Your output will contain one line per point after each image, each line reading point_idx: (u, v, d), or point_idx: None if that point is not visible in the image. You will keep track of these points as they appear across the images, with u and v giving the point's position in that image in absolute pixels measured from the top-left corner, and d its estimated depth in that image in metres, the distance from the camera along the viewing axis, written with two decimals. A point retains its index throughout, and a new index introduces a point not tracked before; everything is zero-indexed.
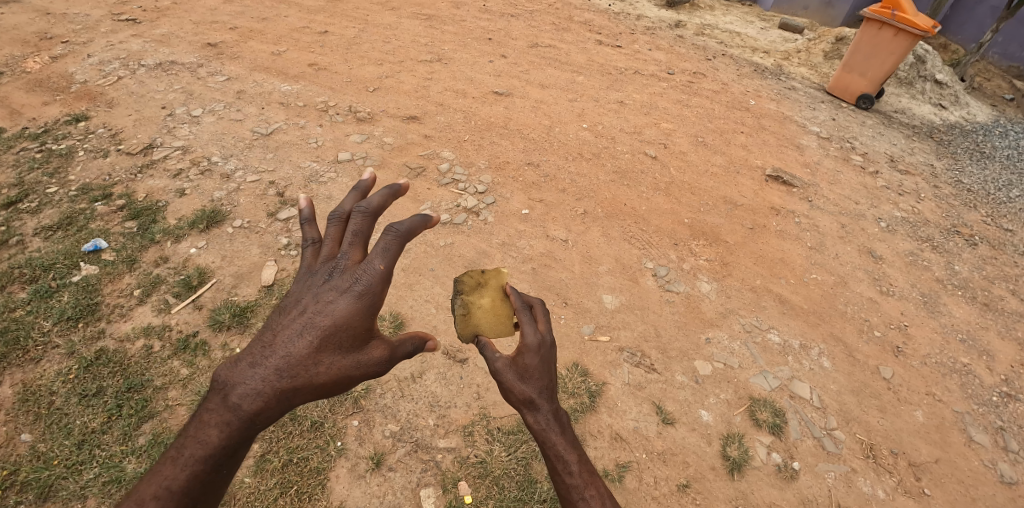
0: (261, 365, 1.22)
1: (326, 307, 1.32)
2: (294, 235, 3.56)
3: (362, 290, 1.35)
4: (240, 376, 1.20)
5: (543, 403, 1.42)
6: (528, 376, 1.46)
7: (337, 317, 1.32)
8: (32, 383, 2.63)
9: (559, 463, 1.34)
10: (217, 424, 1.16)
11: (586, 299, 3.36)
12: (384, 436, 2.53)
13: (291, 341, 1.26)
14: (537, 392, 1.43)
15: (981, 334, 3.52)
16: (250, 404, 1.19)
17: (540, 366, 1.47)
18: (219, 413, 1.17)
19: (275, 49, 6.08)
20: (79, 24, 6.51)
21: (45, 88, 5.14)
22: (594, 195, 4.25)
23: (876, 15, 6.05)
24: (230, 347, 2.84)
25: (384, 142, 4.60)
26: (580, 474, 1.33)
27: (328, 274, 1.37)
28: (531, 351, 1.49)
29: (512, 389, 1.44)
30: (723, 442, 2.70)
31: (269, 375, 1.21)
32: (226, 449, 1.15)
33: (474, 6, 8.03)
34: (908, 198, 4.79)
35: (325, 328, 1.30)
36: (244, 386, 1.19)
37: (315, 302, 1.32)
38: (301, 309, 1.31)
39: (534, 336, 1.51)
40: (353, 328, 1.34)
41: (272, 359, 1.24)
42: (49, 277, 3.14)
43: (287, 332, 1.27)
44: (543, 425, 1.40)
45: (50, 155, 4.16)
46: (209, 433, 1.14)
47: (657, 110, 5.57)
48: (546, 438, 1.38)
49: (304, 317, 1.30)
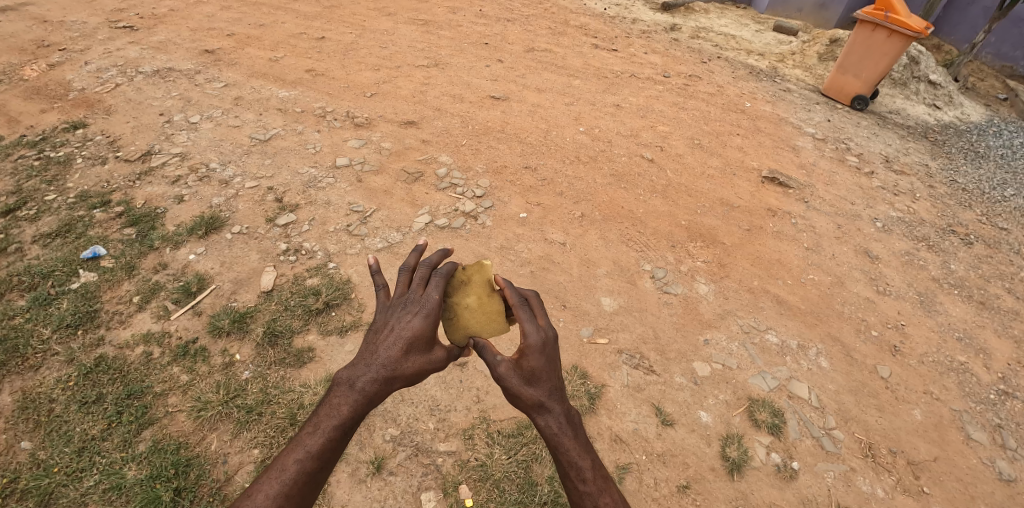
0: (366, 365, 1.50)
1: (403, 322, 1.56)
2: (293, 241, 3.57)
3: (428, 312, 1.59)
4: (352, 372, 1.49)
5: (553, 405, 1.49)
6: (535, 379, 1.52)
7: (415, 328, 1.55)
8: (32, 390, 2.63)
9: (572, 469, 1.42)
10: (338, 408, 1.44)
11: (585, 302, 3.37)
12: (384, 440, 2.54)
13: (384, 349, 1.51)
14: (546, 395, 1.50)
15: (978, 333, 3.54)
16: (362, 394, 1.46)
17: (545, 366, 1.54)
18: (340, 400, 1.46)
19: (273, 55, 6.10)
20: (76, 31, 6.52)
21: (42, 95, 5.15)
22: (592, 198, 4.27)
23: (869, 17, 6.08)
24: (229, 353, 2.85)
25: (382, 147, 4.61)
26: (594, 482, 1.40)
27: (401, 302, 1.62)
28: (535, 351, 1.55)
29: (522, 394, 1.50)
30: (722, 443, 2.71)
31: (372, 372, 1.49)
32: (346, 427, 1.43)
33: (470, 11, 8.07)
34: (904, 198, 4.82)
35: (406, 337, 1.54)
36: (355, 379, 1.48)
37: (394, 320, 1.57)
38: (385, 327, 1.57)
39: (537, 335, 1.57)
40: (427, 338, 1.56)
41: (365, 371, 1.49)
42: (48, 284, 3.15)
43: (380, 340, 1.54)
44: (555, 429, 1.47)
45: (48, 162, 4.17)
46: (334, 413, 1.43)
47: (653, 113, 5.61)
48: (559, 442, 1.45)
49: (390, 328, 1.56)
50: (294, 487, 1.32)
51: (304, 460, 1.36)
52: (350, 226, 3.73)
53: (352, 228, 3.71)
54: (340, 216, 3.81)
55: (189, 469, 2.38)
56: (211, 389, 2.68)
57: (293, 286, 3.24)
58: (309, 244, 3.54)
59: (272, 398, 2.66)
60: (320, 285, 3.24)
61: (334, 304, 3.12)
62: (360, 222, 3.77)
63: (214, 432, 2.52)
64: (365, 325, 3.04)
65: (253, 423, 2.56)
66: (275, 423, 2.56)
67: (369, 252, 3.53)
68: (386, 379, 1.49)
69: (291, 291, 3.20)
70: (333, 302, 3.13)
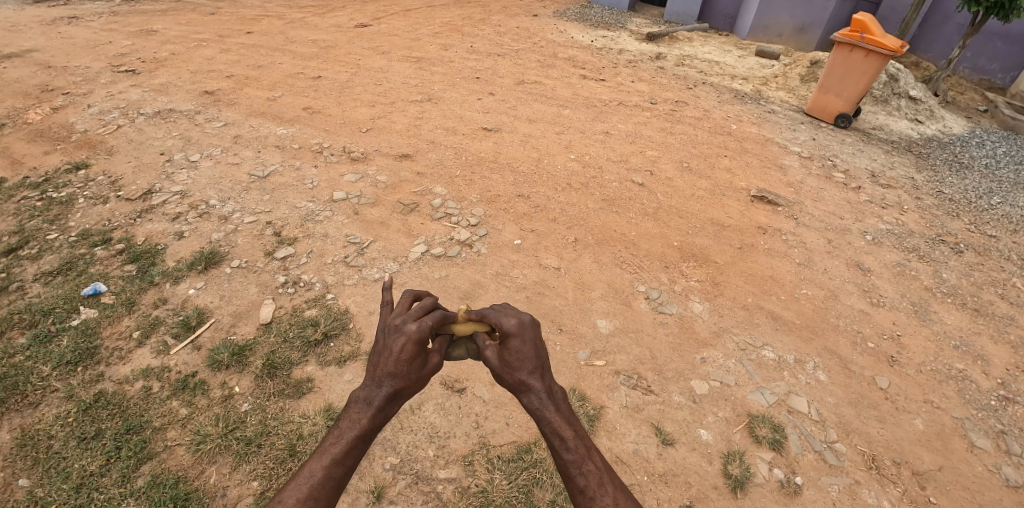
0: (375, 383, 1.52)
1: (398, 344, 1.55)
2: (291, 273, 3.63)
3: (421, 335, 1.56)
4: (366, 390, 1.53)
5: (535, 383, 1.55)
6: (516, 361, 1.58)
7: (412, 348, 1.55)
8: (30, 427, 2.64)
9: (556, 439, 1.49)
10: (356, 421, 1.49)
11: (581, 325, 3.42)
12: (384, 468, 2.54)
13: (387, 368, 1.53)
14: (529, 375, 1.57)
15: (974, 340, 3.58)
16: (379, 409, 1.51)
17: (524, 349, 1.59)
18: (357, 414, 1.51)
19: (270, 95, 6.28)
20: (80, 76, 6.72)
21: (47, 138, 5.28)
22: (585, 223, 4.36)
23: (846, 39, 6.31)
24: (229, 386, 2.87)
25: (378, 181, 4.71)
26: (576, 449, 1.47)
27: (395, 322, 1.60)
28: (514, 335, 1.60)
29: (506, 376, 1.59)
30: (724, 461, 2.71)
31: (382, 388, 1.52)
32: (366, 437, 1.49)
33: (462, 47, 8.34)
34: (892, 210, 4.92)
35: (405, 359, 1.54)
36: (370, 396, 1.51)
37: (389, 341, 1.57)
38: (385, 346, 1.57)
39: (513, 321, 1.60)
40: (421, 355, 1.57)
41: (377, 391, 1.52)
42: (48, 321, 3.18)
43: (379, 360, 1.55)
44: (539, 405, 1.54)
45: (51, 203, 4.25)
46: (353, 426, 1.48)
47: (641, 139, 5.76)
48: (543, 416, 1.52)
49: (387, 349, 1.56)
50: (324, 492, 1.39)
51: (330, 466, 1.42)
52: (348, 257, 3.79)
53: (350, 259, 3.78)
54: (337, 248, 3.88)
55: (188, 503, 2.38)
56: (211, 421, 2.70)
57: (291, 318, 3.28)
58: (307, 276, 3.60)
59: (271, 429, 2.67)
60: (318, 316, 3.29)
61: (332, 334, 3.16)
62: (357, 253, 3.84)
63: (213, 465, 2.53)
64: (364, 355, 3.08)
65: (253, 455, 2.57)
66: (275, 455, 2.57)
67: (366, 283, 3.58)
68: (395, 393, 1.53)
69: (290, 323, 3.24)
70: (331, 332, 3.17)
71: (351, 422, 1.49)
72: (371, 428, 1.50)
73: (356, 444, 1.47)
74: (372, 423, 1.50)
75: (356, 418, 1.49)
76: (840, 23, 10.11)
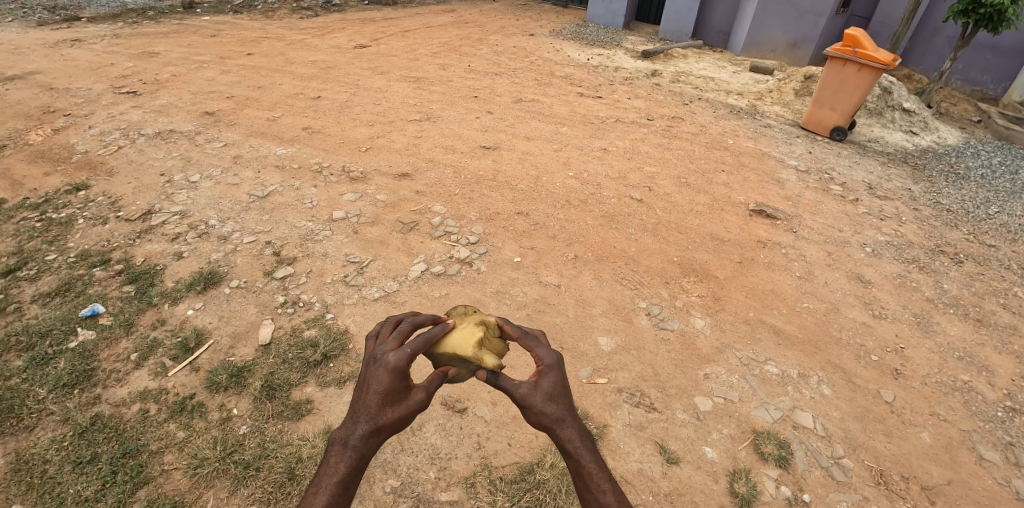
0: (355, 421, 1.49)
1: (375, 376, 1.53)
2: (291, 293, 3.61)
3: (396, 365, 1.52)
4: (344, 429, 1.49)
5: (573, 421, 1.53)
6: (555, 396, 1.55)
7: (387, 381, 1.52)
8: (25, 452, 2.60)
9: (591, 480, 1.47)
10: (335, 465, 1.44)
11: (582, 343, 3.39)
12: (385, 492, 2.50)
13: (365, 405, 1.50)
14: (566, 412, 1.54)
15: (978, 351, 3.55)
16: (357, 450, 1.46)
17: (562, 384, 1.58)
18: (337, 458, 1.46)
19: (270, 115, 6.34)
20: (81, 98, 6.78)
21: (47, 159, 5.30)
22: (584, 239, 4.37)
23: (838, 53, 6.42)
24: (227, 408, 2.84)
25: (377, 199, 4.73)
26: (612, 494, 1.46)
27: (373, 355, 1.57)
28: (552, 369, 1.60)
29: (542, 411, 1.53)
30: (730, 479, 2.66)
31: (361, 427, 1.48)
32: (346, 483, 1.43)
33: (460, 67, 8.45)
34: (890, 222, 4.93)
35: (381, 391, 1.51)
36: (348, 436, 1.47)
37: (368, 375, 1.54)
38: (364, 381, 1.54)
39: (552, 355, 1.62)
40: (398, 386, 1.53)
41: (357, 432, 1.47)
42: (45, 343, 3.16)
43: (360, 397, 1.52)
44: (575, 444, 1.51)
45: (50, 223, 4.25)
46: (333, 469, 1.44)
47: (639, 155, 5.79)
48: (580, 455, 1.49)
49: (365, 382, 1.54)
50: None
51: None
52: (348, 276, 3.79)
53: (350, 278, 3.77)
54: (337, 267, 3.88)
55: None
56: (208, 445, 2.66)
57: (290, 339, 3.25)
58: (307, 296, 3.59)
59: (270, 452, 2.63)
60: (318, 337, 3.26)
61: (332, 355, 3.14)
62: (357, 272, 3.83)
63: (210, 490, 2.48)
64: None
65: (251, 479, 2.53)
66: (274, 479, 2.53)
67: (366, 302, 3.57)
68: (375, 431, 1.48)
69: (289, 343, 3.22)
70: (331, 353, 3.15)
71: (334, 466, 1.45)
72: (349, 472, 1.44)
73: (335, 489, 1.41)
74: (350, 466, 1.45)
75: (337, 464, 1.44)
76: (832, 38, 10.26)
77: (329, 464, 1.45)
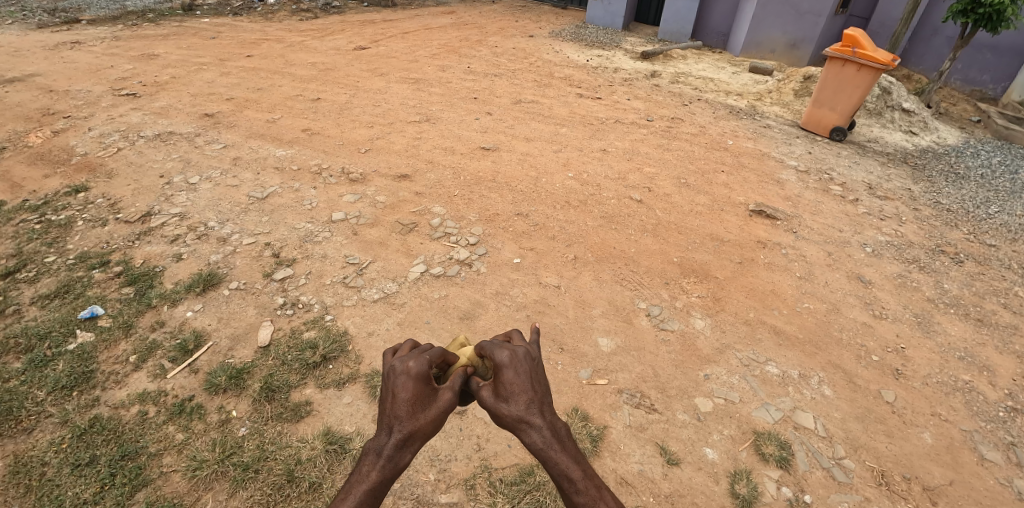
0: (382, 431, 1.44)
1: (400, 385, 1.49)
2: (290, 295, 3.61)
3: (419, 370, 1.49)
4: (377, 440, 1.45)
5: (537, 420, 1.44)
6: (512, 397, 1.47)
7: (414, 387, 1.48)
8: (23, 454, 2.59)
9: (564, 483, 1.40)
10: (367, 477, 1.40)
11: (582, 344, 3.38)
12: (384, 494, 2.49)
13: (391, 413, 1.45)
14: (528, 411, 1.45)
15: (980, 351, 3.55)
16: (389, 459, 1.41)
17: (519, 381, 1.49)
18: (369, 469, 1.42)
19: (270, 117, 6.34)
20: (81, 99, 6.78)
21: (47, 161, 5.30)
22: (584, 240, 4.36)
23: (838, 53, 6.43)
24: (226, 410, 2.83)
25: (377, 201, 4.73)
26: (586, 492, 1.38)
27: (393, 364, 1.54)
28: (507, 367, 1.51)
29: (499, 414, 1.46)
30: (730, 480, 2.66)
31: (390, 437, 1.42)
32: (383, 492, 1.39)
33: (459, 68, 8.47)
34: (890, 222, 4.92)
35: (409, 397, 1.47)
36: (379, 446, 1.43)
37: (392, 384, 1.50)
38: (388, 391, 1.49)
39: (504, 353, 1.52)
40: (425, 391, 1.48)
41: (385, 441, 1.42)
42: (44, 345, 3.15)
43: (386, 407, 1.47)
44: (543, 444, 1.43)
45: (50, 225, 4.25)
46: (366, 481, 1.40)
47: (638, 156, 5.79)
48: (548, 456, 1.42)
49: (391, 391, 1.50)
50: None
51: None
52: (347, 278, 3.78)
53: (349, 279, 3.77)
54: (336, 268, 3.87)
55: None
56: (207, 447, 2.65)
57: (290, 340, 3.25)
58: (306, 297, 3.58)
59: (269, 454, 2.62)
60: (317, 338, 3.26)
61: (331, 357, 3.13)
62: (356, 273, 3.83)
63: (209, 492, 2.48)
64: (363, 377, 3.04)
65: (250, 481, 2.52)
66: (273, 481, 2.52)
67: (365, 303, 3.56)
68: (405, 439, 1.42)
69: (288, 345, 3.21)
70: (330, 355, 3.14)
71: (367, 477, 1.40)
72: (383, 481, 1.40)
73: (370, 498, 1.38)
74: (384, 474, 1.40)
75: (371, 474, 1.40)
76: (831, 38, 10.25)
77: (362, 474, 1.41)
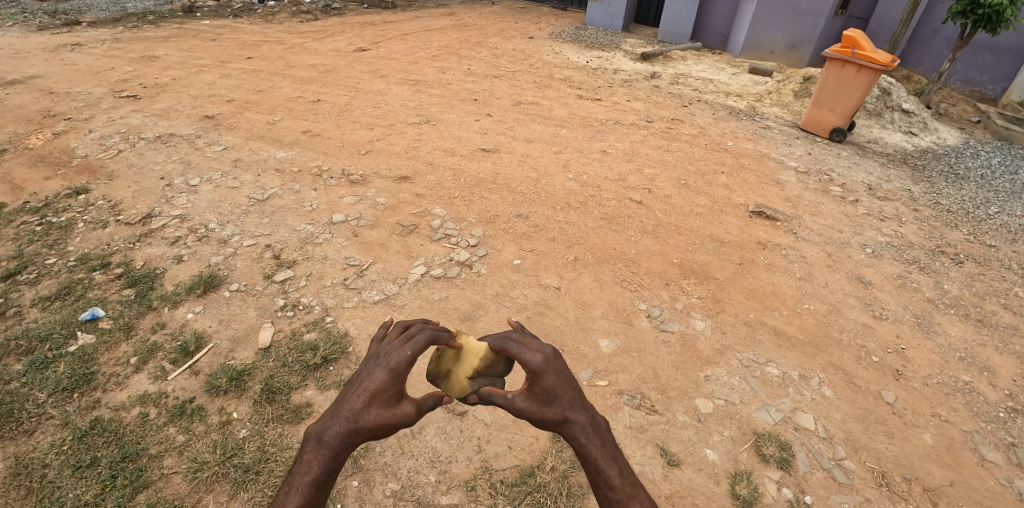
0: (334, 421, 1.45)
1: (369, 376, 1.48)
2: (291, 296, 3.61)
3: (394, 366, 1.48)
4: (324, 426, 1.46)
5: (578, 420, 1.51)
6: (554, 399, 1.51)
7: (380, 382, 1.47)
8: (24, 456, 2.59)
9: (601, 477, 1.46)
10: (309, 464, 1.43)
11: (583, 345, 3.39)
12: (385, 495, 2.49)
13: (349, 404, 1.46)
14: (569, 411, 1.51)
15: (980, 351, 3.55)
16: (333, 450, 1.43)
17: (558, 384, 1.51)
18: (312, 455, 1.45)
19: (271, 119, 6.35)
20: (82, 101, 6.79)
21: (47, 162, 5.31)
22: (584, 241, 4.37)
23: (837, 55, 6.44)
24: (227, 412, 2.83)
25: (377, 202, 4.73)
26: (622, 488, 1.44)
27: (375, 353, 1.54)
28: (545, 371, 1.51)
29: (543, 416, 1.52)
30: (731, 481, 2.65)
31: (338, 428, 1.44)
32: (320, 482, 1.43)
33: (459, 69, 8.48)
34: (890, 223, 4.93)
35: (372, 390, 1.47)
36: (324, 435, 1.44)
37: (364, 373, 1.50)
38: (357, 379, 1.50)
39: (539, 357, 1.53)
40: (391, 390, 1.48)
41: (333, 431, 1.44)
42: (45, 347, 3.15)
43: (348, 395, 1.48)
44: (583, 440, 1.50)
45: (50, 227, 4.25)
46: (308, 469, 1.43)
47: (638, 157, 5.80)
48: (588, 452, 1.49)
49: (360, 379, 1.51)
50: None
51: None
52: (348, 279, 3.79)
53: (350, 281, 3.77)
54: (337, 270, 3.88)
55: None
56: (208, 448, 2.65)
57: (291, 342, 3.25)
58: (307, 299, 3.59)
59: (270, 456, 2.62)
60: (317, 340, 3.26)
61: (331, 358, 3.14)
62: (356, 275, 3.83)
63: (209, 494, 2.48)
64: None
65: (250, 483, 2.52)
66: (274, 482, 2.52)
67: (366, 305, 3.57)
68: (353, 433, 1.44)
69: (289, 347, 3.22)
70: (331, 356, 3.14)
71: (308, 464, 1.44)
72: (322, 471, 1.43)
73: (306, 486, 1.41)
74: (325, 464, 1.44)
75: (313, 461, 1.43)
76: (831, 39, 10.26)
77: (305, 459, 1.45)
